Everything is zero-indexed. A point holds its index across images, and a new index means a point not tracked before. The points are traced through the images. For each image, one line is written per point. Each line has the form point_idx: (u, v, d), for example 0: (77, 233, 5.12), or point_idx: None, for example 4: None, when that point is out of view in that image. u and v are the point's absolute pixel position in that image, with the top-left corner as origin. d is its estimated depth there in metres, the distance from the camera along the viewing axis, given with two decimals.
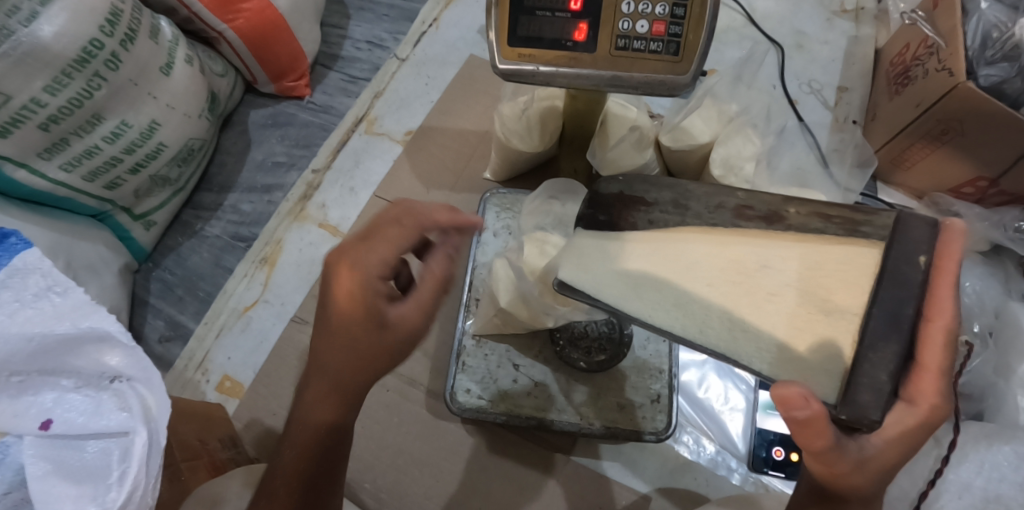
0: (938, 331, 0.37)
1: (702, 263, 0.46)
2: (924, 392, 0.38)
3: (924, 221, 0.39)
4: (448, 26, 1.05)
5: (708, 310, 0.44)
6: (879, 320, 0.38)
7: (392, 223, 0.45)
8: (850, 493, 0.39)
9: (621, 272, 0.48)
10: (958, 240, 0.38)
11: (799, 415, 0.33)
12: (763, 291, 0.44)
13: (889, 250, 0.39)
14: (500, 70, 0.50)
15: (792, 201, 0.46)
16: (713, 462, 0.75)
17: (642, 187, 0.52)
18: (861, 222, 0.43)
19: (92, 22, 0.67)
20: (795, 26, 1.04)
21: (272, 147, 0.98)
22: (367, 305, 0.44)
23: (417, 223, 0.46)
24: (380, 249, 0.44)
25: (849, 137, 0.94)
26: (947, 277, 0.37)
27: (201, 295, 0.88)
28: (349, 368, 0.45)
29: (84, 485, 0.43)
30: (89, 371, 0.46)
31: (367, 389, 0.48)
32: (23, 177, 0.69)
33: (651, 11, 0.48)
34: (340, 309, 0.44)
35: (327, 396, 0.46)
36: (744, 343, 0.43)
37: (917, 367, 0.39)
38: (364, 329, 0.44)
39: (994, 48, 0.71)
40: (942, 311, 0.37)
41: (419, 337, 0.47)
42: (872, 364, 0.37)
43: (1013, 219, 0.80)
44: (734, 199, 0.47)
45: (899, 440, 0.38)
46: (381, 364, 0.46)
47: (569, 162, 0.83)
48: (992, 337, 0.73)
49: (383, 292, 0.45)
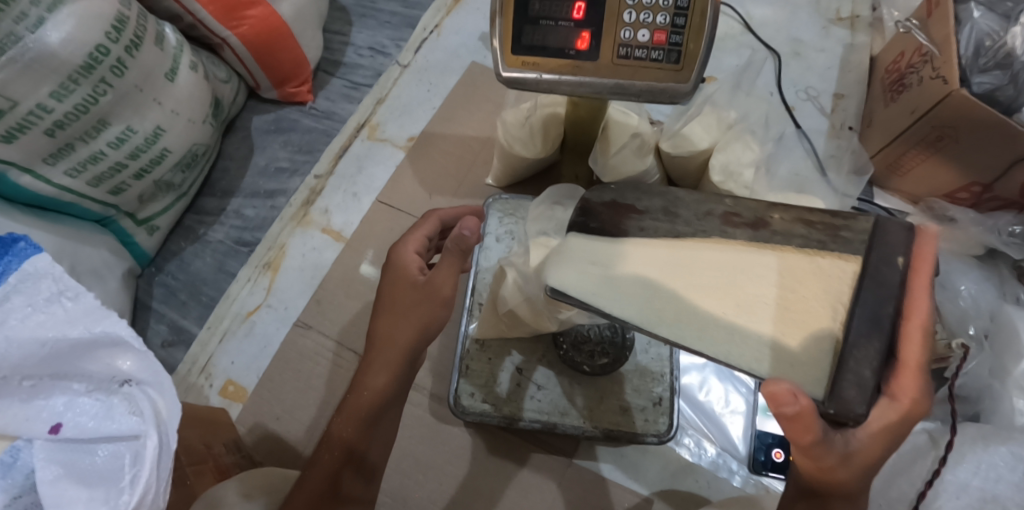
0: (916, 327, 0.40)
1: (695, 266, 0.45)
2: (905, 388, 0.41)
3: (900, 225, 0.41)
4: (449, 33, 1.06)
5: (697, 313, 0.44)
6: (860, 319, 0.39)
7: (423, 220, 0.62)
8: (836, 486, 0.41)
9: (611, 273, 0.47)
10: (931, 242, 0.41)
11: (788, 411, 0.36)
12: (751, 294, 0.43)
13: (868, 252, 0.40)
14: (504, 77, 0.51)
15: (774, 208, 0.48)
16: (715, 464, 0.76)
17: (634, 195, 0.53)
18: (841, 227, 0.44)
19: (99, 29, 0.67)
20: (791, 34, 1.06)
21: (275, 153, 0.98)
22: (403, 272, 0.57)
23: (437, 214, 0.62)
24: (413, 235, 0.60)
25: (846, 144, 0.95)
26: (923, 276, 0.40)
27: (205, 300, 0.88)
28: (393, 326, 0.55)
29: (96, 489, 0.43)
30: (99, 375, 0.47)
31: (408, 361, 0.55)
32: (27, 182, 0.69)
33: (653, 21, 0.49)
34: (388, 279, 0.58)
35: (371, 375, 0.55)
36: (729, 344, 0.42)
37: (899, 365, 0.41)
38: (404, 291, 0.56)
39: (988, 56, 0.72)
40: (917, 310, 0.40)
41: (447, 296, 0.55)
42: (856, 360, 0.38)
43: (1007, 223, 0.81)
44: (722, 207, 0.49)
45: (880, 434, 0.40)
46: (415, 317, 0.55)
47: (570, 168, 0.84)
48: (987, 340, 0.74)
49: (416, 262, 0.57)
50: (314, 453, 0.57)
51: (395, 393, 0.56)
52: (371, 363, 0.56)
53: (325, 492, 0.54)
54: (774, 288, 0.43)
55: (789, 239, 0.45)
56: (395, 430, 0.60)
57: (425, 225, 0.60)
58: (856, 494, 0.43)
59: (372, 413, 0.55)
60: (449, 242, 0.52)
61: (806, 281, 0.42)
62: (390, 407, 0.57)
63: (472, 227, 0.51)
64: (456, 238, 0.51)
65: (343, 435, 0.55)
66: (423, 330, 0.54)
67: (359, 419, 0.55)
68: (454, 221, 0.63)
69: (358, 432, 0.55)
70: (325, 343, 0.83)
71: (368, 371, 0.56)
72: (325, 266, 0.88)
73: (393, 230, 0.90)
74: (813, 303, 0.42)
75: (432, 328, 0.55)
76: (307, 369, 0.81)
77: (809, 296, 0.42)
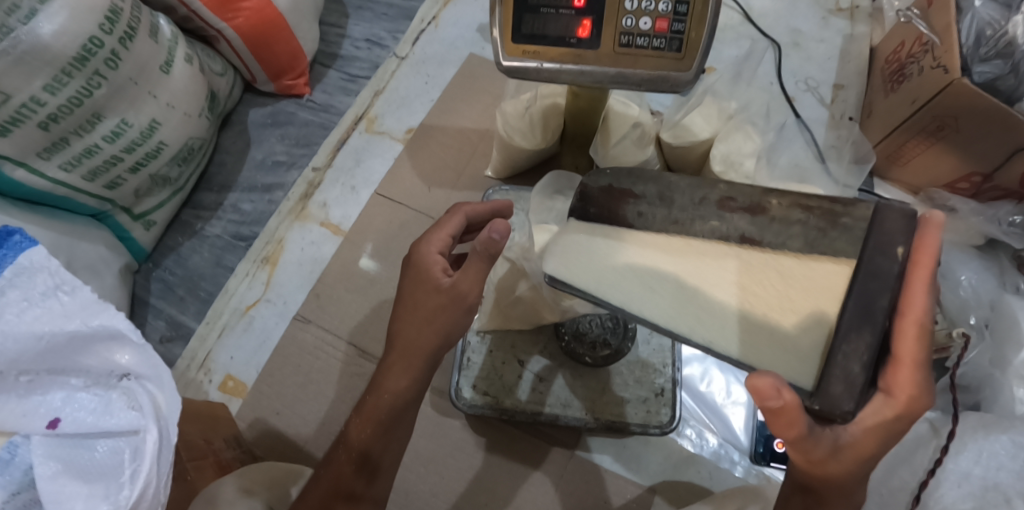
0: (911, 323, 0.38)
1: (692, 253, 0.46)
2: (901, 384, 0.39)
3: (900, 213, 0.39)
4: (448, 25, 1.05)
5: (695, 296, 0.44)
6: (851, 312, 0.38)
7: (448, 216, 0.58)
8: (829, 480, 0.41)
9: (607, 257, 0.47)
10: (935, 233, 0.38)
11: (772, 405, 0.34)
12: (754, 285, 0.43)
13: (865, 240, 0.39)
14: (505, 66, 0.50)
15: (772, 194, 0.47)
16: (716, 455, 0.76)
17: (629, 181, 0.53)
18: (841, 214, 0.43)
19: (91, 20, 0.66)
20: (791, 25, 1.05)
21: (272, 146, 0.97)
22: (426, 275, 0.54)
23: (463, 212, 0.58)
24: (439, 233, 0.57)
25: (846, 134, 0.95)
26: (922, 270, 0.38)
27: (203, 295, 0.87)
28: (415, 330, 0.54)
29: (95, 485, 0.43)
30: (98, 369, 0.47)
31: (430, 363, 0.55)
32: (22, 177, 0.69)
33: (655, 8, 0.48)
34: (410, 281, 0.55)
35: (394, 375, 0.55)
36: (724, 331, 0.43)
37: (895, 361, 0.39)
38: (429, 294, 0.54)
39: (988, 45, 0.72)
40: (913, 305, 0.38)
41: (472, 302, 0.54)
42: (845, 355, 0.37)
43: (1007, 213, 0.81)
44: (717, 192, 0.49)
45: (874, 430, 0.39)
46: (440, 323, 0.53)
47: (571, 158, 0.81)
48: (988, 329, 0.74)
49: (439, 263, 0.55)
50: (329, 451, 0.57)
51: (415, 395, 0.56)
52: (393, 364, 0.55)
53: (338, 492, 0.54)
54: (767, 279, 0.43)
55: (788, 226, 0.45)
56: (411, 437, 0.58)
57: (449, 223, 0.57)
58: (854, 488, 0.42)
59: (392, 416, 0.55)
60: (478, 246, 0.50)
61: (796, 272, 0.42)
62: (410, 408, 0.56)
63: (501, 229, 0.49)
64: (485, 241, 0.49)
65: (360, 436, 0.55)
66: (446, 336, 0.54)
67: (376, 421, 0.55)
68: (479, 219, 0.60)
69: (373, 435, 0.54)
70: (324, 337, 0.83)
71: (390, 371, 0.55)
72: (324, 260, 0.88)
73: (392, 223, 0.90)
74: (808, 291, 0.41)
75: (455, 333, 0.55)
76: (307, 364, 0.81)
77: (806, 287, 0.41)
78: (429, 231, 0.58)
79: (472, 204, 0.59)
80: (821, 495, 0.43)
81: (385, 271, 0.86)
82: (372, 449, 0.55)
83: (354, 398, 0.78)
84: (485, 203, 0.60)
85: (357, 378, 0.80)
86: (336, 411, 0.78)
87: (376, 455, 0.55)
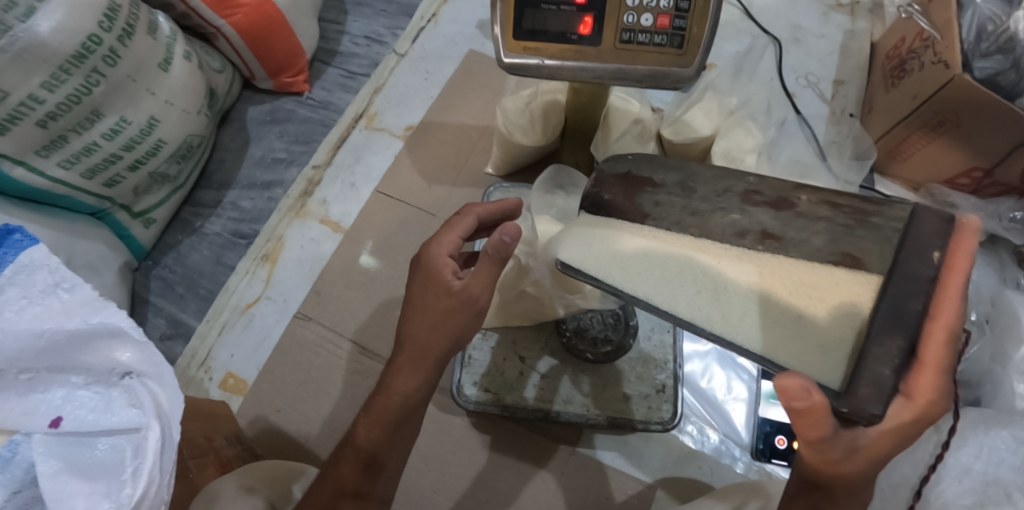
0: (941, 329, 0.36)
1: (709, 246, 0.45)
2: (921, 387, 0.37)
3: (937, 216, 0.38)
4: (447, 22, 1.05)
5: (720, 288, 0.43)
6: (883, 315, 0.36)
7: (458, 217, 0.58)
8: (839, 478, 0.40)
9: (622, 246, 0.48)
10: (971, 238, 0.37)
11: (799, 406, 0.34)
12: (779, 279, 0.41)
13: (901, 242, 0.37)
14: (506, 63, 0.50)
15: (801, 190, 0.47)
16: (717, 451, 0.76)
17: (649, 167, 0.56)
18: (872, 213, 0.42)
19: (90, 18, 0.66)
20: (791, 21, 1.05)
21: (271, 144, 0.97)
22: (437, 278, 0.54)
23: (473, 213, 0.58)
24: (448, 235, 0.56)
25: (847, 130, 0.95)
26: (957, 275, 0.36)
27: (203, 293, 0.87)
28: (425, 333, 0.54)
29: (97, 482, 0.44)
30: (98, 368, 0.47)
31: (440, 364, 0.55)
32: (20, 175, 0.68)
33: (656, 4, 0.48)
34: (420, 282, 0.55)
35: (404, 375, 0.55)
36: (752, 330, 0.41)
37: (918, 363, 0.37)
38: (439, 297, 0.53)
39: (989, 40, 0.72)
40: (944, 310, 0.36)
41: (482, 305, 0.54)
42: (875, 358, 0.36)
43: (1007, 209, 0.82)
44: (740, 184, 0.50)
45: (890, 433, 0.38)
46: (450, 326, 0.53)
47: (571, 155, 0.83)
48: (988, 325, 0.74)
49: (449, 266, 0.55)
50: (336, 451, 0.57)
51: (425, 395, 0.56)
52: (403, 365, 0.55)
53: (346, 492, 0.54)
54: (790, 275, 0.41)
55: (812, 223, 0.44)
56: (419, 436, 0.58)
57: (458, 225, 0.57)
58: (860, 487, 0.42)
59: (402, 416, 0.54)
60: (489, 249, 0.51)
61: (821, 270, 0.41)
62: (418, 408, 0.56)
63: (512, 233, 0.50)
64: (497, 245, 0.50)
65: (368, 438, 0.55)
66: (457, 339, 0.54)
67: (387, 421, 0.54)
68: (489, 219, 0.59)
69: (383, 435, 0.54)
70: (325, 335, 0.82)
71: (399, 371, 0.55)
72: (324, 257, 0.88)
73: (392, 220, 0.89)
74: (831, 286, 0.39)
75: (466, 334, 0.55)
76: (308, 361, 0.81)
77: (830, 283, 0.40)
78: (439, 233, 0.57)
79: (482, 205, 0.59)
80: (830, 492, 0.42)
81: (385, 268, 0.86)
82: (379, 450, 0.55)
83: (355, 395, 0.79)
84: (496, 203, 0.60)
85: (359, 376, 0.80)
86: (338, 409, 0.78)
87: (385, 455, 0.55)
